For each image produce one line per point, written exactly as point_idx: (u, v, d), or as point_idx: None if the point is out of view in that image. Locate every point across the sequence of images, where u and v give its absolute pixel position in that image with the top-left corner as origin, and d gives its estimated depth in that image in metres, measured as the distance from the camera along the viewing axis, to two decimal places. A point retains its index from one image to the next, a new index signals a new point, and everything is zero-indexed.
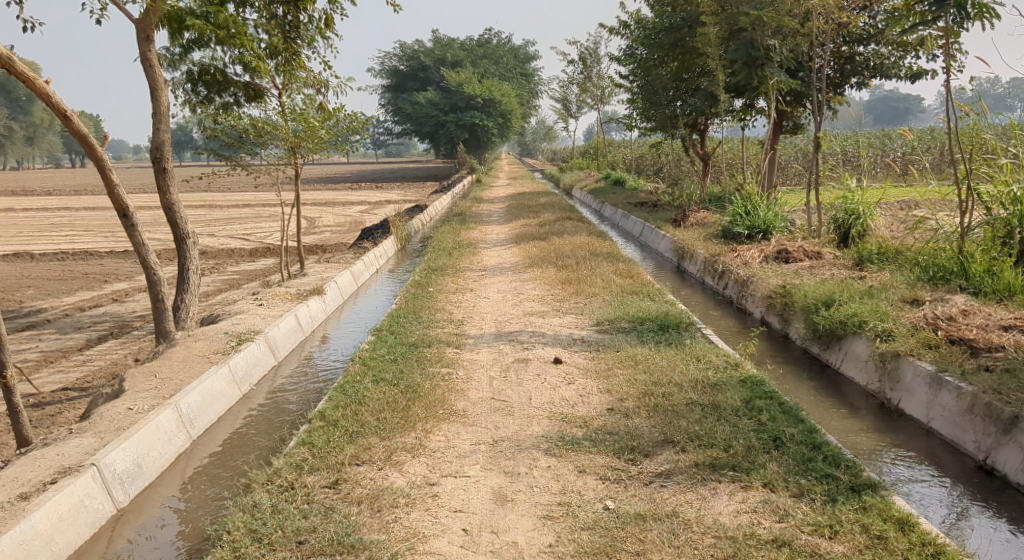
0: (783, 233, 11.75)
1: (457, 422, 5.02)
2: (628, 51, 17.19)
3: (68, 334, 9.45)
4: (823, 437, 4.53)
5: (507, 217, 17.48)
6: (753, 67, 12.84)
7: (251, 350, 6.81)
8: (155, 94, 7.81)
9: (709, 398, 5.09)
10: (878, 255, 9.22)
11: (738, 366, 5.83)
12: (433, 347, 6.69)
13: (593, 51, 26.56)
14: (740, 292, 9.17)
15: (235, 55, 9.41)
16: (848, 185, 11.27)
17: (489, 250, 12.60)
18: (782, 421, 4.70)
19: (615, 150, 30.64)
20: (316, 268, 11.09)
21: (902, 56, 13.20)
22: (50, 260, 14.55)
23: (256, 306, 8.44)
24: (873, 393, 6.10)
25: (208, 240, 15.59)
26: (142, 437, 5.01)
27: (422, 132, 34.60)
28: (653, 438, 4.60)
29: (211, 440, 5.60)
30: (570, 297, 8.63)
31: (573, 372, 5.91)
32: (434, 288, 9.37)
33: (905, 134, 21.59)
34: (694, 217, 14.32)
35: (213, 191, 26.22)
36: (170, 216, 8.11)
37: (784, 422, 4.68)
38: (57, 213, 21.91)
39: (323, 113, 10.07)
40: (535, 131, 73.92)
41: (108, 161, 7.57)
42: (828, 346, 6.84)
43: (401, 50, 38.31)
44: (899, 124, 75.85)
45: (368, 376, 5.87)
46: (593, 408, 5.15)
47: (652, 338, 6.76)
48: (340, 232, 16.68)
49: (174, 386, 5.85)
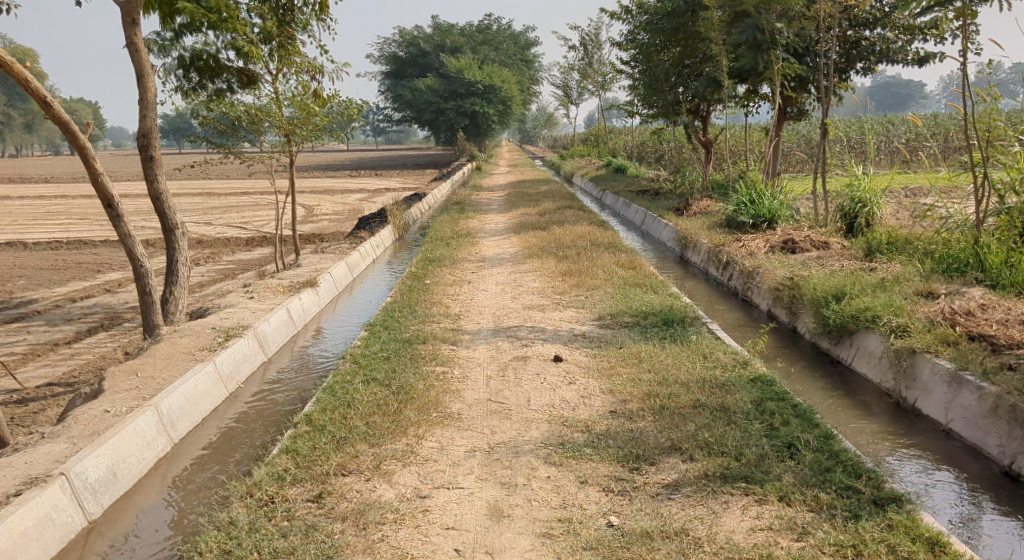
0: (788, 223, 11.47)
1: (451, 426, 4.75)
2: (629, 36, 16.83)
3: (56, 326, 9.17)
4: (840, 444, 4.26)
5: (507, 205, 17.17)
6: (758, 51, 12.48)
7: (240, 346, 6.56)
8: (142, 80, 7.49)
9: (717, 399, 4.81)
10: (887, 246, 8.93)
11: (748, 365, 5.55)
12: (428, 344, 6.41)
13: (593, 36, 26.23)
14: (745, 283, 8.90)
15: (227, 40, 9.10)
16: (854, 173, 10.96)
17: (488, 240, 12.31)
18: (796, 425, 4.43)
19: (616, 137, 30.32)
20: (311, 259, 10.82)
21: (909, 40, 12.85)
22: (43, 249, 14.26)
23: (247, 299, 8.16)
24: (888, 391, 5.83)
25: (204, 229, 15.32)
26: (118, 443, 4.76)
27: (422, 119, 34.23)
28: (659, 445, 4.33)
29: (194, 442, 5.36)
30: (571, 290, 8.35)
31: (574, 371, 5.63)
32: (431, 280, 9.09)
33: (910, 120, 21.27)
34: (698, 205, 14.03)
35: (211, 179, 25.92)
36: (158, 206, 7.81)
37: (798, 427, 4.40)
38: (53, 201, 21.61)
39: (319, 99, 9.75)
40: (535, 119, 73.45)
41: (92, 150, 7.28)
42: (839, 340, 6.56)
43: (401, 36, 37.88)
44: (903, 110, 75.36)
45: (359, 375, 5.59)
46: (595, 410, 4.88)
47: (657, 334, 6.49)
48: (337, 220, 16.41)
49: (154, 387, 5.58)
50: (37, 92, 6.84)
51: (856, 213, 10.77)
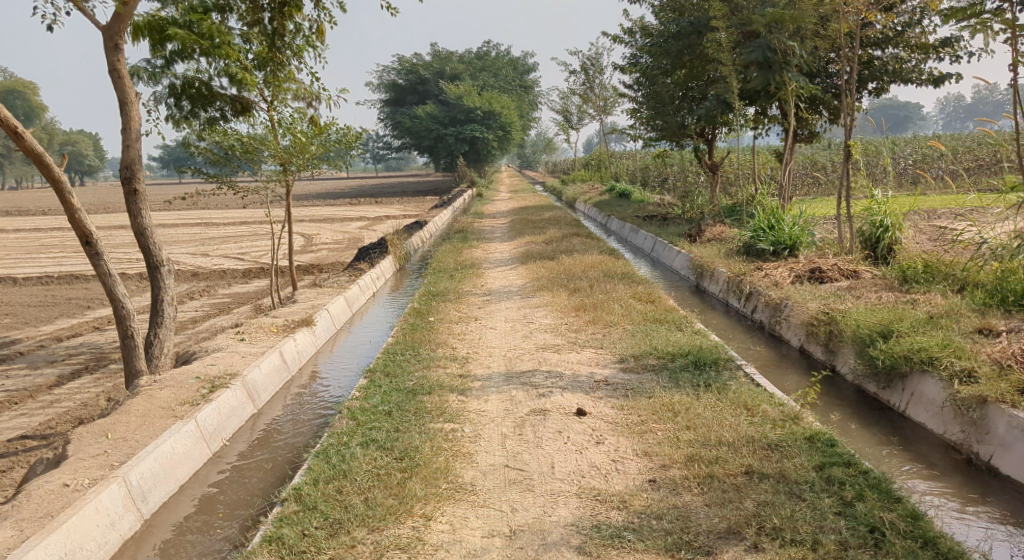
0: (811, 249, 10.81)
1: (463, 502, 4.08)
2: (632, 59, 16.36)
3: (38, 369, 8.47)
4: (927, 526, 3.63)
5: (511, 233, 16.57)
6: (770, 72, 11.85)
7: (226, 398, 5.89)
8: (124, 109, 6.91)
9: (773, 464, 4.15)
10: (923, 274, 8.25)
11: (799, 420, 4.89)
12: (434, 394, 5.74)
13: (594, 60, 25.76)
14: (772, 316, 8.24)
15: (220, 67, 8.51)
16: (875, 195, 10.30)
17: (494, 271, 11.65)
18: (873, 501, 3.79)
19: (618, 161, 29.79)
20: (307, 293, 10.16)
21: (923, 59, 12.32)
22: (32, 285, 13.58)
23: (237, 341, 7.50)
24: (954, 444, 5.20)
25: (199, 261, 14.69)
26: (74, 527, 4.17)
27: (422, 146, 33.67)
28: (712, 529, 3.70)
29: (169, 517, 4.74)
30: (587, 328, 7.67)
31: (602, 429, 4.95)
32: (435, 317, 8.41)
33: (916, 141, 20.67)
34: (711, 231, 13.39)
35: (209, 209, 25.32)
36: (142, 242, 7.18)
37: (876, 503, 3.76)
38: (47, 233, 20.97)
39: (314, 127, 9.15)
40: (535, 144, 73.31)
41: (67, 184, 6.67)
42: (889, 384, 5.90)
43: (399, 63, 37.19)
44: (904, 131, 75.08)
45: (357, 435, 4.90)
46: (631, 480, 4.22)
47: (689, 380, 5.84)
48: (336, 250, 15.78)
49: (125, 451, 4.94)
50: (6, 122, 6.25)
51: (879, 238, 10.12)
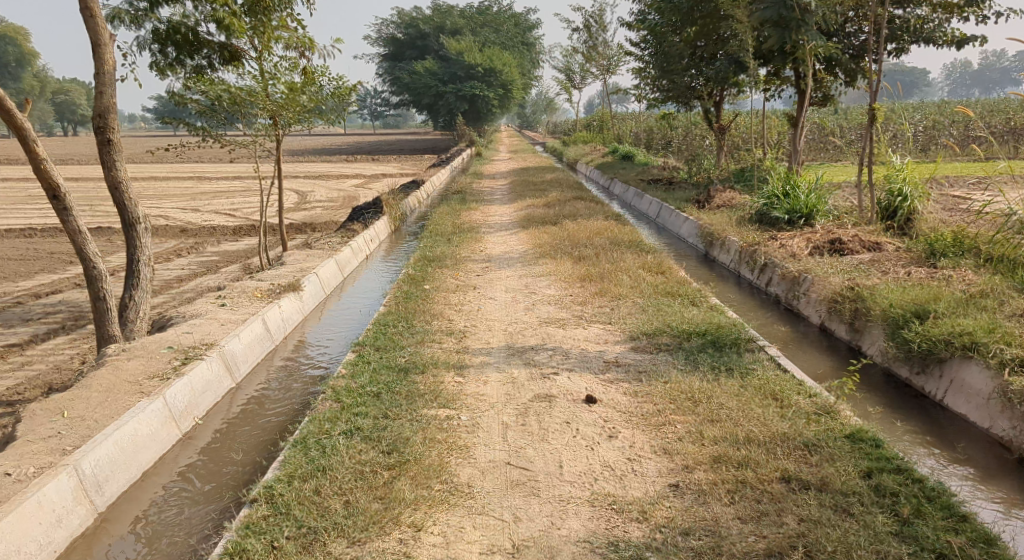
0: (828, 219, 10.16)
1: (459, 508, 3.67)
2: (641, 16, 15.51)
3: (12, 327, 7.89)
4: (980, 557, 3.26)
5: (512, 195, 15.91)
6: (786, 29, 10.84)
7: (200, 372, 5.33)
8: (96, 52, 6.25)
9: (813, 471, 3.79)
10: (953, 247, 7.64)
11: (835, 414, 4.36)
12: (428, 373, 5.21)
13: (598, 17, 24.75)
14: (790, 290, 7.68)
15: (207, 12, 7.79)
16: (894, 162, 9.63)
17: (494, 236, 11.03)
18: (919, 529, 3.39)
19: (621, 122, 28.91)
20: (295, 254, 9.55)
21: (947, 19, 11.37)
22: (14, 237, 12.93)
23: (218, 307, 6.92)
24: (1001, 441, 4.70)
25: (188, 216, 14.06)
26: (10, 527, 3.70)
27: (421, 103, 32.68)
28: (746, 551, 3.35)
29: (127, 511, 4.26)
30: (594, 300, 7.12)
31: (614, 418, 4.45)
32: (431, 284, 7.84)
33: (930, 107, 19.79)
34: (721, 196, 12.77)
35: (202, 163, 24.54)
36: (117, 197, 6.55)
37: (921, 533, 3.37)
38: (34, 184, 20.22)
39: (306, 77, 8.51)
40: (535, 105, 71.92)
41: (32, 132, 6.03)
42: (924, 369, 5.37)
43: (399, 16, 36.14)
44: (909, 98, 73.60)
45: (341, 422, 4.36)
46: (650, 485, 3.82)
47: (709, 362, 5.32)
48: (331, 208, 15.15)
49: (83, 432, 4.43)
50: None
51: (896, 207, 9.48)
